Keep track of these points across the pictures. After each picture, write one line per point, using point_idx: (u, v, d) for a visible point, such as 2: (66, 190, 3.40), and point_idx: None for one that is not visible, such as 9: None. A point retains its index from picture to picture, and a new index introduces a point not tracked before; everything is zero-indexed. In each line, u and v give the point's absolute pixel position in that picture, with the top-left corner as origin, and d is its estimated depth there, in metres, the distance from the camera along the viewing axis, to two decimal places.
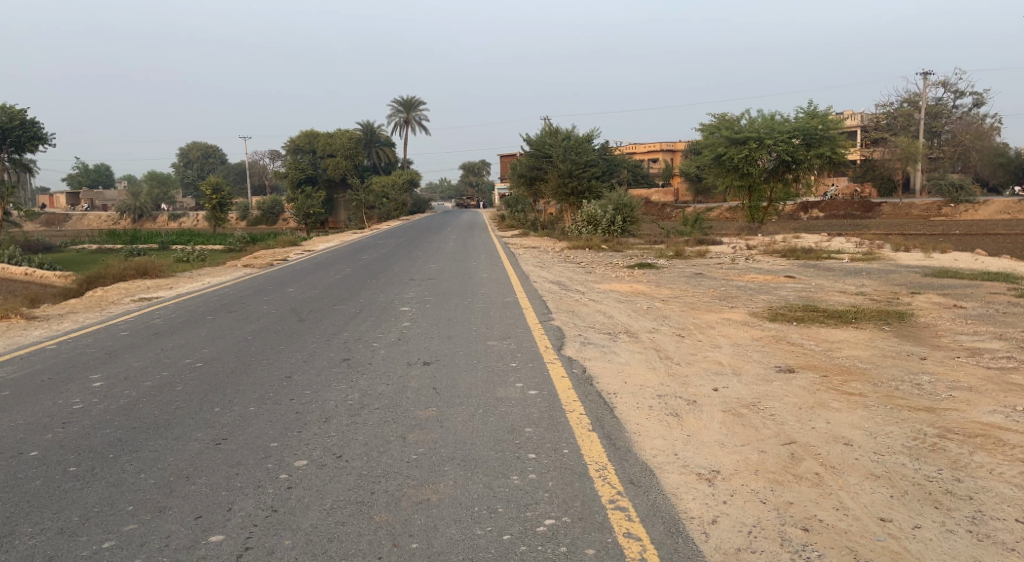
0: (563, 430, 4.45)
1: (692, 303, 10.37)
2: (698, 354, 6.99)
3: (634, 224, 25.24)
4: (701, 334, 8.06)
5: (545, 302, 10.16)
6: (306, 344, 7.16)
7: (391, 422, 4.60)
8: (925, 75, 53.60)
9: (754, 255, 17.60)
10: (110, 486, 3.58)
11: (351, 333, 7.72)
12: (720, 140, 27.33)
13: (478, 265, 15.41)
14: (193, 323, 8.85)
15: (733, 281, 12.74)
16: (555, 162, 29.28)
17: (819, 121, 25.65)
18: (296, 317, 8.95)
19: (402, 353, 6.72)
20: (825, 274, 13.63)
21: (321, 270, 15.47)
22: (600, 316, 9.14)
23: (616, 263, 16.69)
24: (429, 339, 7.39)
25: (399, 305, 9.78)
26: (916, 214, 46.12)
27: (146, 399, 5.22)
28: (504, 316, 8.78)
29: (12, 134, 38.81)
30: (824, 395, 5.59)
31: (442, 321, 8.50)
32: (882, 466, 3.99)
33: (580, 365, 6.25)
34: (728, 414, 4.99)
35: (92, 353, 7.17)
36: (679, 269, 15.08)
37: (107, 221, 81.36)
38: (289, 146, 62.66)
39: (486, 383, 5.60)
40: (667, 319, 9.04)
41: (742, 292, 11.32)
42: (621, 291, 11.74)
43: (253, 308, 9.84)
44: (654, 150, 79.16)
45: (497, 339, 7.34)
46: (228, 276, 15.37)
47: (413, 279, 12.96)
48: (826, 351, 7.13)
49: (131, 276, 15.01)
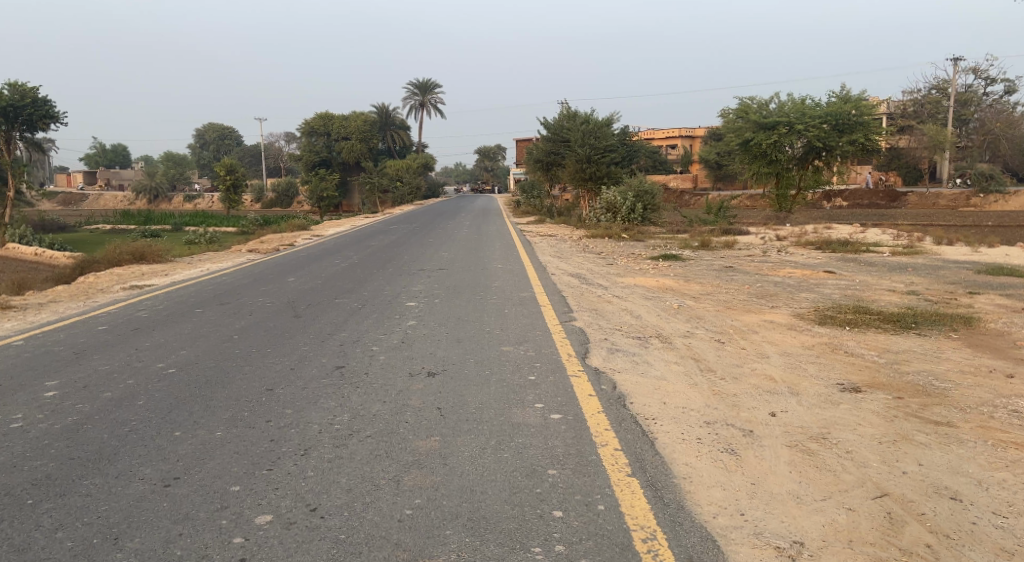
0: (595, 474, 3.57)
1: (727, 302, 9.43)
2: (743, 365, 6.09)
3: (654, 211, 24.14)
4: (743, 340, 7.13)
5: (564, 299, 9.26)
6: (296, 347, 6.33)
7: (384, 457, 3.76)
8: (957, 60, 51.68)
9: (787, 247, 16.53)
10: (13, 553, 2.77)
11: (348, 334, 6.88)
12: (747, 125, 26.13)
13: (492, 255, 14.50)
14: (179, 317, 8.06)
15: (769, 276, 11.76)
16: (573, 147, 28.24)
17: (853, 106, 24.38)
18: (292, 312, 8.13)
19: (405, 360, 5.88)
20: (868, 269, 12.60)
21: (327, 257, 14.63)
22: (626, 316, 8.25)
23: (639, 254, 15.74)
24: (435, 343, 6.54)
25: (405, 301, 8.92)
26: (944, 204, 44.46)
27: (99, 417, 4.43)
28: (520, 317, 7.87)
29: (24, 112, 38.16)
30: (905, 424, 4.67)
31: (451, 320, 7.64)
32: (1013, 538, 3.07)
33: (609, 381, 5.35)
34: (794, 452, 4.12)
35: (58, 351, 6.39)
36: (707, 262, 14.09)
37: (124, 202, 81.51)
38: (303, 128, 61.61)
39: (499, 403, 4.72)
40: (702, 321, 8.13)
41: (781, 290, 10.34)
42: (647, 286, 10.82)
43: (248, 301, 9.03)
44: (673, 136, 77.55)
45: (512, 345, 6.44)
46: (231, 262, 14.61)
47: (423, 269, 12.08)
48: (892, 365, 6.19)
49: (127, 261, 14.27)
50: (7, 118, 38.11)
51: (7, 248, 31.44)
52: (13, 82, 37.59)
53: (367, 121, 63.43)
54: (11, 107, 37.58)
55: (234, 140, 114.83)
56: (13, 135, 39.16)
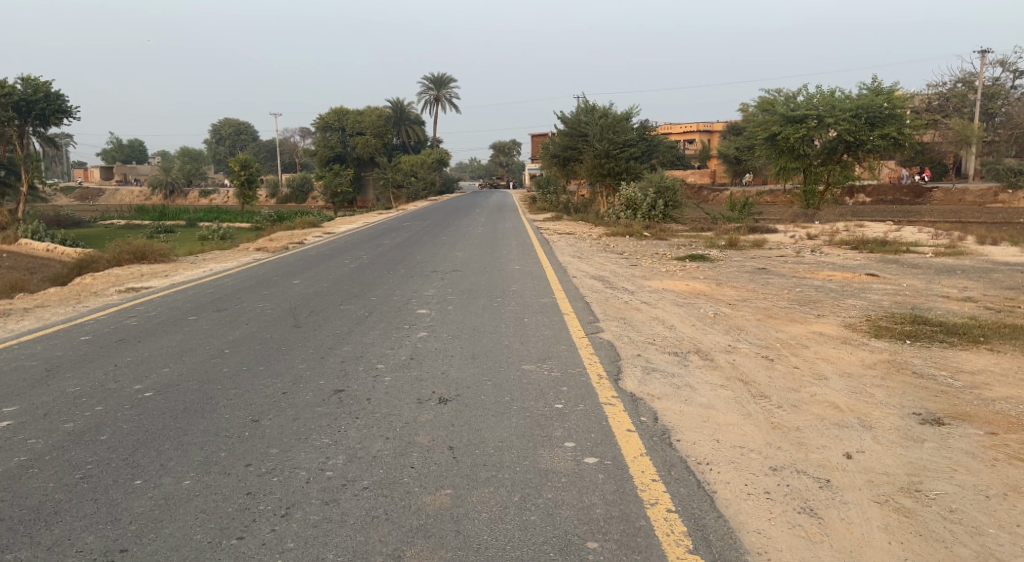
0: (647, 552, 2.83)
1: (767, 309, 8.65)
2: (800, 389, 5.33)
3: (676, 208, 23.27)
4: (794, 357, 6.34)
5: (588, 306, 8.50)
6: (292, 364, 5.64)
7: (383, 520, 3.05)
8: (984, 52, 50.09)
9: (820, 247, 15.61)
10: None
11: (351, 349, 6.18)
12: (774, 118, 25.13)
13: (509, 255, 13.77)
14: (170, 326, 7.42)
15: (808, 280, 10.92)
16: (591, 142, 27.42)
17: (885, 98, 23.27)
18: (292, 320, 7.45)
19: (415, 381, 5.18)
20: (914, 272, 11.68)
21: (336, 257, 13.97)
22: (658, 326, 7.50)
23: (665, 253, 14.95)
24: (448, 360, 5.81)
25: (415, 308, 8.21)
26: (970, 200, 42.91)
27: (51, 456, 3.75)
28: (541, 328, 7.12)
29: (36, 107, 37.94)
30: (1011, 471, 3.87)
31: (465, 331, 6.92)
32: None
33: (649, 411, 4.59)
34: (889, 513, 3.33)
35: (28, 367, 5.75)
36: (738, 263, 13.26)
37: (142, 197, 81.93)
38: (318, 122, 61.10)
39: (524, 441, 3.99)
40: (743, 332, 7.36)
41: (823, 296, 9.51)
42: (676, 290, 10.04)
43: (247, 307, 8.37)
44: (690, 131, 76.20)
45: (534, 364, 5.70)
46: (236, 262, 14.02)
47: (436, 271, 11.35)
48: (971, 389, 5.37)
49: (127, 261, 13.70)
50: (20, 113, 37.89)
51: (18, 243, 31.18)
52: (25, 76, 37.37)
53: (381, 117, 63.00)
54: (23, 101, 37.36)
55: (249, 135, 114.78)
56: (26, 130, 38.96)
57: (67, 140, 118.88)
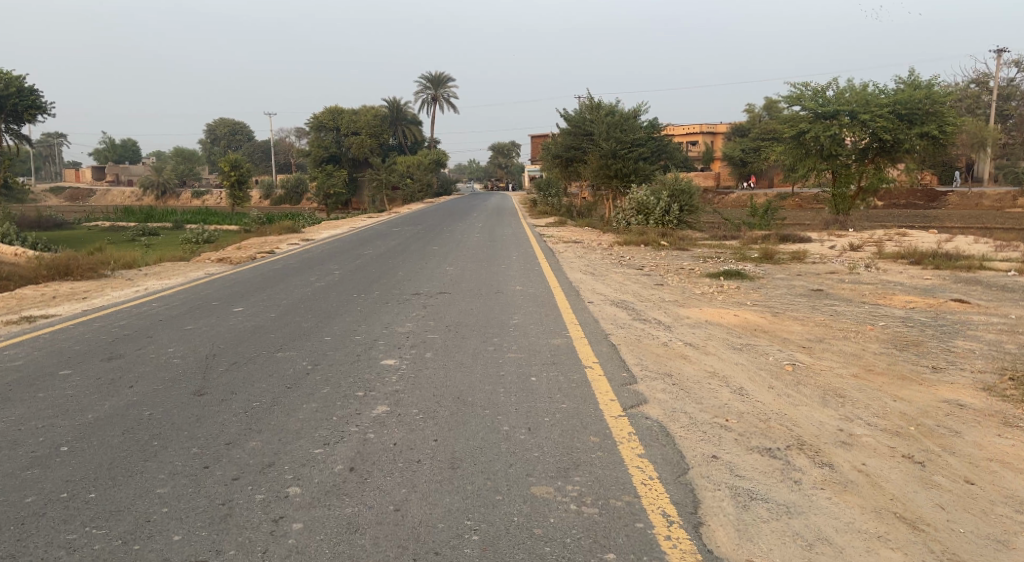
0: None
1: (859, 356, 6.38)
2: (1017, 548, 3.04)
3: (691, 212, 21.06)
4: (953, 458, 4.06)
5: (613, 351, 6.27)
6: (150, 489, 3.36)
7: None
8: (999, 50, 48.10)
9: (875, 261, 13.30)
10: None
11: (261, 449, 3.87)
12: (802, 115, 22.84)
13: (508, 272, 11.49)
14: (20, 390, 5.13)
15: (888, 309, 8.65)
16: (597, 140, 25.07)
17: (926, 93, 21.03)
18: (196, 384, 5.14)
19: (345, 535, 2.92)
20: (1012, 296, 9.44)
21: (301, 273, 11.63)
22: (724, 390, 5.22)
23: (694, 270, 12.63)
24: (411, 475, 3.52)
25: (379, 357, 5.91)
26: (988, 205, 40.63)
27: None
28: (557, 397, 4.85)
29: (9, 102, 35.61)
30: None
31: (445, 406, 4.63)
32: None
33: None
34: None
35: None
36: (784, 283, 10.95)
37: (134, 197, 79.82)
38: (312, 122, 59.00)
39: None
40: (848, 401, 5.07)
41: (922, 335, 7.22)
42: (726, 324, 7.77)
43: (150, 354, 6.09)
44: (694, 133, 74.06)
45: (552, 487, 3.42)
46: (182, 278, 11.71)
47: (416, 296, 9.02)
48: None
49: (45, 277, 11.38)
50: None
51: None
52: None
53: (377, 115, 60.71)
54: None
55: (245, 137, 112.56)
56: None
57: (60, 140, 116.28)
